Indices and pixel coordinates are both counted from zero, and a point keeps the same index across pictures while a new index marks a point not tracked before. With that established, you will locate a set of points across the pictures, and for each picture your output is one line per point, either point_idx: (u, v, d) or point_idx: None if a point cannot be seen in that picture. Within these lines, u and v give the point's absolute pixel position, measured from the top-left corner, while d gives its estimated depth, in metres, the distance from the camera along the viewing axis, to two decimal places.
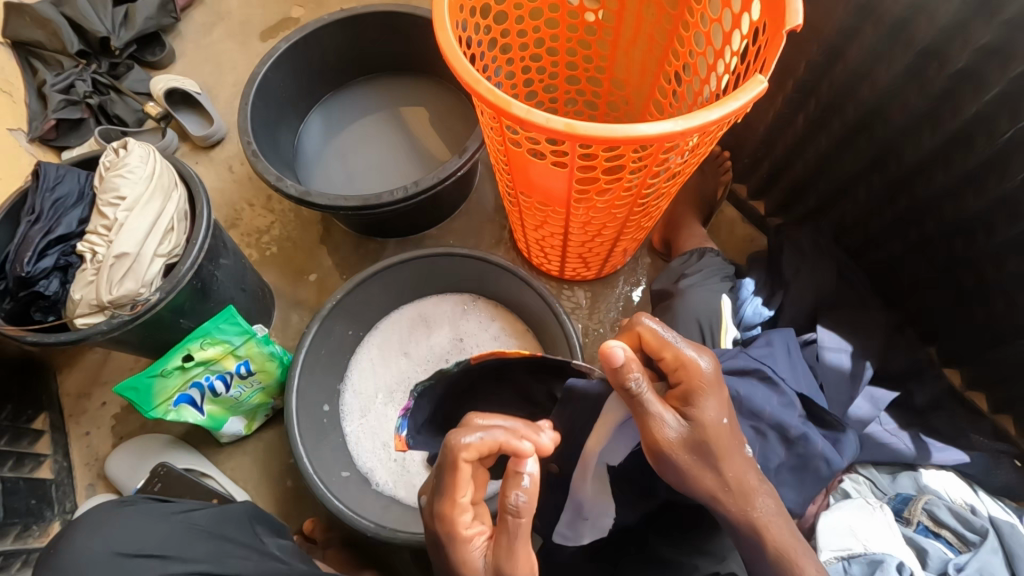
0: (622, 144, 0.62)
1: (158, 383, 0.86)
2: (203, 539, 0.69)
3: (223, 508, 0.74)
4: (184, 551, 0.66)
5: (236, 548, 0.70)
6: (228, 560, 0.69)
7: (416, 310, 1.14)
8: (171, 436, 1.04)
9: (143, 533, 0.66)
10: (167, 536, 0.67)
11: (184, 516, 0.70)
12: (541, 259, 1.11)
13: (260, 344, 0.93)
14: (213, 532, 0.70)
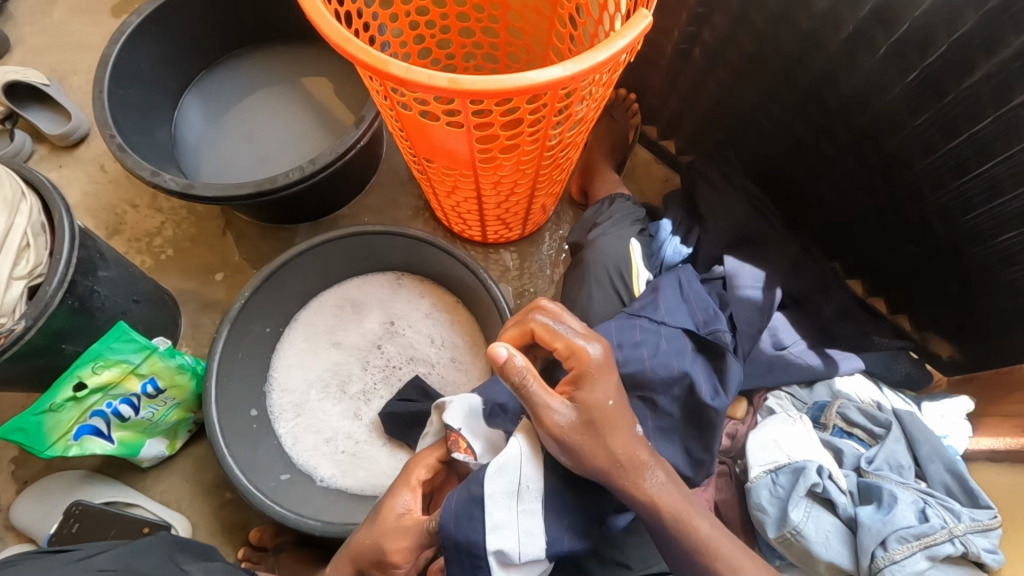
0: (514, 95, 0.59)
1: (50, 420, 0.78)
2: None
3: (130, 545, 0.65)
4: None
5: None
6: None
7: (338, 295, 1.08)
8: (85, 470, 0.96)
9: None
10: None
11: (82, 565, 0.61)
12: (462, 226, 1.08)
13: (165, 357, 0.85)
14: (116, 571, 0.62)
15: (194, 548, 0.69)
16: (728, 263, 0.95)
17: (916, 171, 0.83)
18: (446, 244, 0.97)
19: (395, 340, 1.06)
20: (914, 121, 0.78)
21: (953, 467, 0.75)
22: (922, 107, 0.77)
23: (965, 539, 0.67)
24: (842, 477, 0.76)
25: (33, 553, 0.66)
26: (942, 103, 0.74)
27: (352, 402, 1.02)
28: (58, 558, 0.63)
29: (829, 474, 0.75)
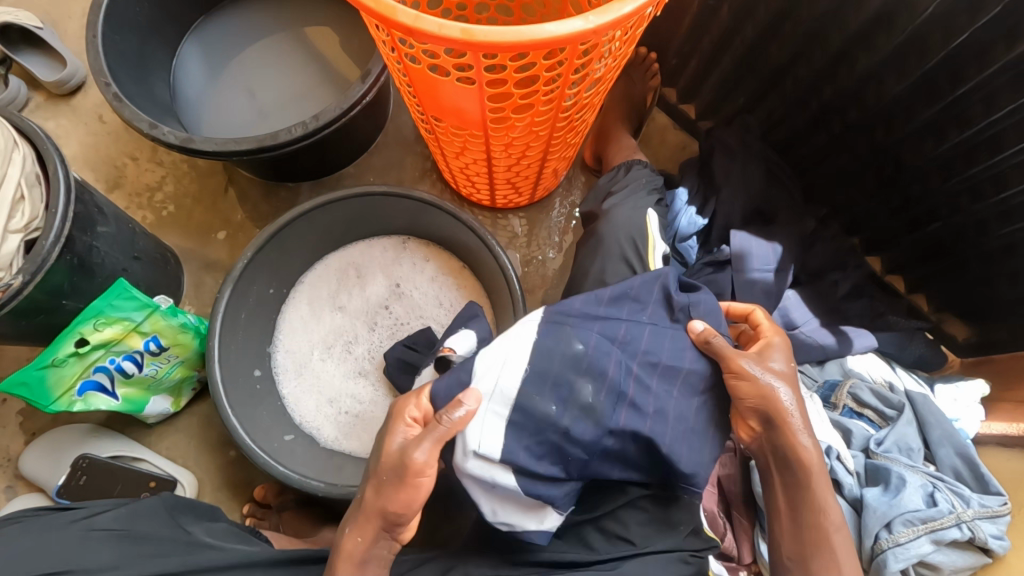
0: (531, 49, 0.55)
1: (53, 374, 0.77)
2: (108, 542, 0.64)
3: (133, 506, 0.68)
4: (88, 560, 0.62)
5: (157, 544, 0.65)
6: (151, 559, 0.63)
7: (342, 257, 1.06)
8: (92, 424, 0.96)
9: (43, 553, 0.62)
10: (67, 549, 0.62)
11: (85, 526, 0.65)
12: (470, 189, 1.04)
13: (166, 317, 0.84)
14: (120, 532, 0.65)
15: (193, 505, 0.73)
16: (737, 240, 0.91)
17: (949, 147, 0.79)
18: (454, 208, 0.94)
19: (399, 305, 1.05)
20: (954, 92, 0.73)
21: (963, 450, 0.74)
22: (964, 76, 0.71)
23: (972, 524, 0.66)
24: (847, 459, 0.75)
25: (41, 509, 0.70)
26: (986, 73, 0.69)
27: (357, 365, 1.02)
28: (63, 517, 0.66)
29: (836, 456, 0.75)
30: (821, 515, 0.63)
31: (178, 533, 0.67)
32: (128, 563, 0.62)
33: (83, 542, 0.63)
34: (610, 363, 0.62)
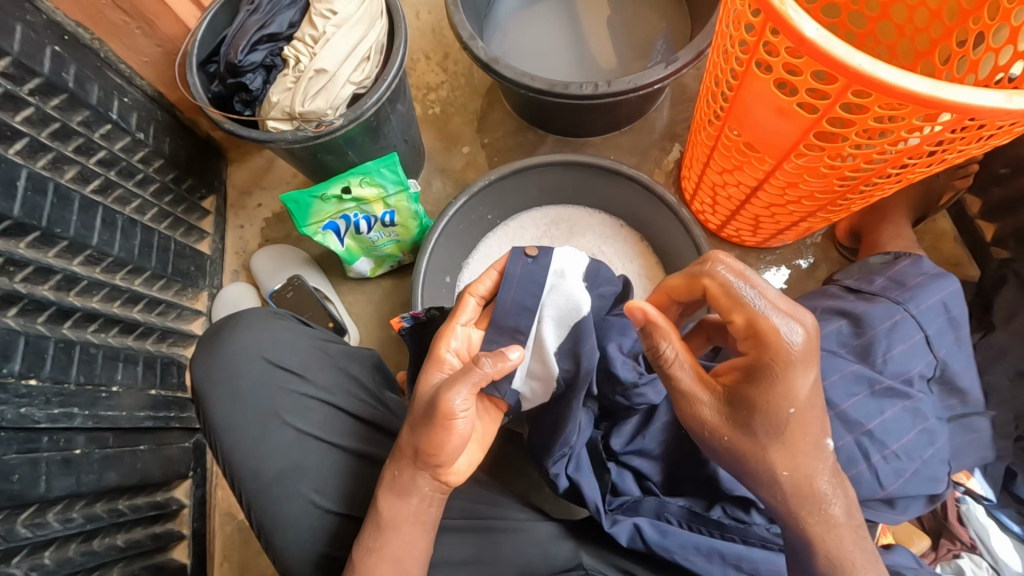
0: (921, 106, 0.50)
1: (316, 205, 0.91)
2: (331, 369, 0.75)
3: (354, 348, 0.79)
4: (317, 377, 0.73)
5: (361, 391, 0.75)
6: (351, 398, 0.74)
7: (555, 215, 1.13)
8: (308, 255, 1.13)
9: (289, 356, 0.73)
10: (304, 354, 0.74)
11: (320, 349, 0.76)
12: (702, 205, 1.02)
13: (410, 199, 0.94)
14: (340, 366, 0.76)
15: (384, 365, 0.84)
16: None
17: None
18: (688, 219, 0.95)
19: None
20: None
21: None
22: None
23: None
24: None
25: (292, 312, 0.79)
26: None
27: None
28: (309, 329, 0.78)
29: None
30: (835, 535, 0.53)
31: (377, 390, 0.77)
32: (341, 396, 0.73)
33: (316, 357, 0.74)
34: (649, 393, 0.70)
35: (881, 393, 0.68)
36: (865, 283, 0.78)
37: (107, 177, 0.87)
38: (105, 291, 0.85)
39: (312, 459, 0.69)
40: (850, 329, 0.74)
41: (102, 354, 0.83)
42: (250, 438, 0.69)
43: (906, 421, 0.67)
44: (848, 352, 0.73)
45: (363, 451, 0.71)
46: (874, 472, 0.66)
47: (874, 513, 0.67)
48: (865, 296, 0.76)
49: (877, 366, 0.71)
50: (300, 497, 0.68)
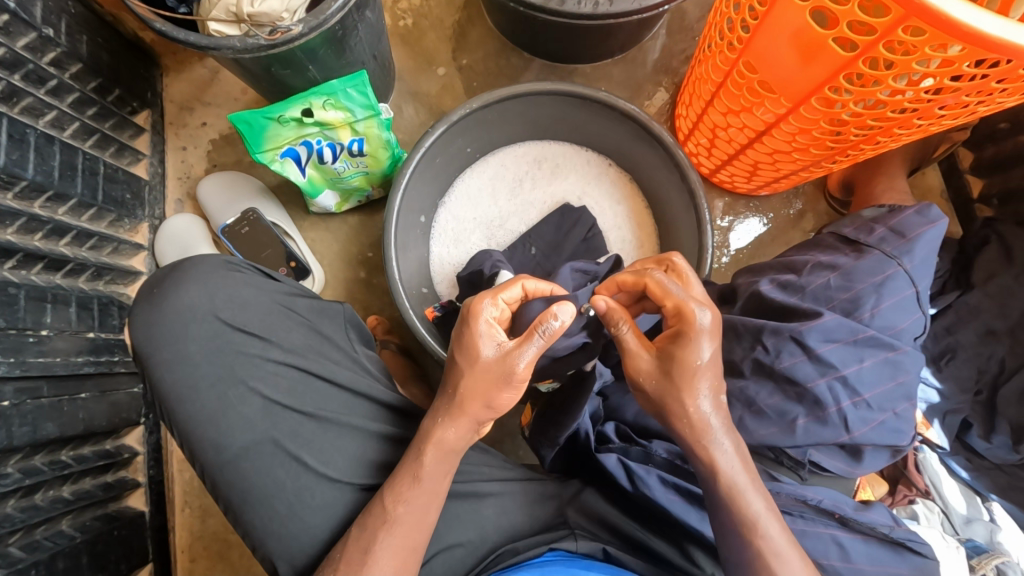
0: (983, 46, 0.45)
1: (273, 129, 0.79)
2: (299, 328, 0.68)
3: (324, 302, 0.72)
4: (284, 336, 0.67)
5: (334, 352, 0.69)
6: (325, 360, 0.68)
7: (539, 151, 1.04)
8: (263, 185, 1.01)
9: (253, 313, 0.67)
10: (268, 313, 0.67)
11: (283, 308, 0.69)
12: (697, 147, 0.96)
13: (381, 127, 0.83)
14: (311, 324, 0.70)
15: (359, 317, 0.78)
16: None
17: None
18: (686, 162, 0.87)
19: (574, 217, 1.00)
20: None
21: None
22: None
23: None
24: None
25: (248, 262, 0.71)
26: None
27: (521, 260, 0.98)
28: (270, 283, 0.70)
29: None
30: (765, 545, 0.50)
31: (352, 349, 0.71)
32: (311, 355, 0.67)
33: (282, 316, 0.68)
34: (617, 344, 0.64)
35: (863, 344, 0.55)
36: (864, 233, 0.62)
37: (10, 82, 0.72)
38: (21, 222, 0.73)
39: (283, 428, 0.64)
40: (840, 282, 0.59)
41: (26, 295, 0.72)
42: (211, 409, 0.63)
43: (885, 375, 0.56)
44: (835, 308, 0.58)
45: (340, 415, 0.65)
46: (841, 420, 0.55)
47: (832, 462, 0.57)
48: (858, 248, 0.61)
49: (862, 322, 0.57)
50: (274, 469, 0.63)
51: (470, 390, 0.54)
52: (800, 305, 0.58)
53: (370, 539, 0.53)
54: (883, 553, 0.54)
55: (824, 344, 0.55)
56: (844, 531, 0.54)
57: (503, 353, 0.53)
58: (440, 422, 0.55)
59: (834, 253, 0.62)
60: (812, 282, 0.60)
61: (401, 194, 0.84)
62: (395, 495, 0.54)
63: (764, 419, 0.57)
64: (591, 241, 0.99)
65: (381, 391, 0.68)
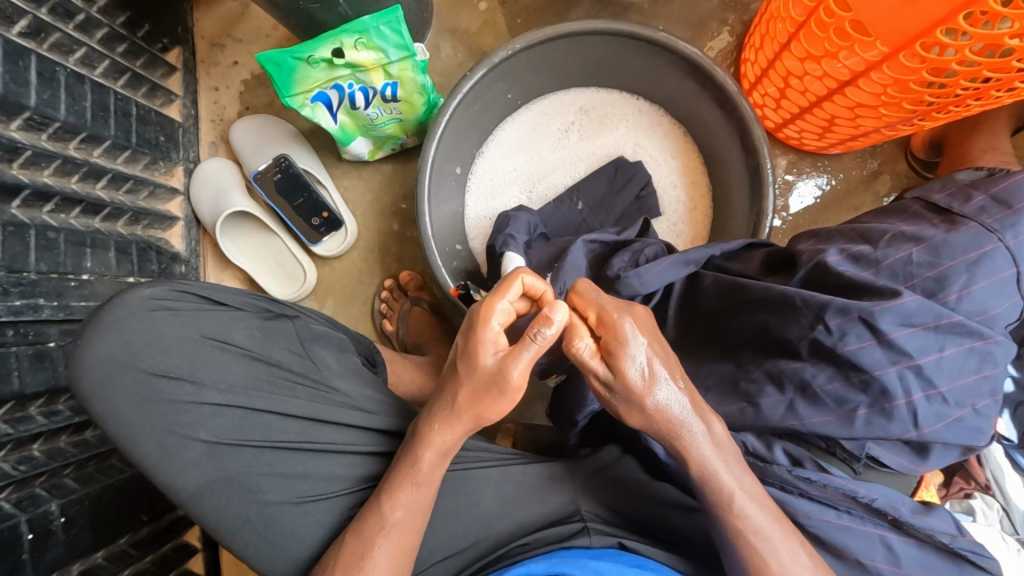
0: None
1: (302, 71, 0.75)
2: (241, 362, 0.58)
3: (270, 325, 0.61)
4: (223, 377, 0.57)
5: (285, 383, 0.59)
6: (276, 394, 0.58)
7: (586, 99, 0.96)
8: (295, 129, 0.98)
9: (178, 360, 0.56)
10: (196, 354, 0.57)
11: (219, 343, 0.58)
12: (763, 98, 0.86)
13: (415, 70, 0.77)
14: (254, 355, 0.59)
15: (325, 321, 0.67)
16: None
17: None
18: (751, 116, 0.77)
19: (628, 172, 0.93)
20: None
21: None
22: None
23: None
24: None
25: (174, 289, 0.59)
26: None
27: (566, 217, 0.91)
28: (207, 313, 0.59)
29: None
30: (760, 541, 0.47)
31: (313, 364, 0.61)
32: (257, 394, 0.58)
33: (217, 354, 0.58)
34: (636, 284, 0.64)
35: (944, 331, 0.49)
36: (959, 201, 0.53)
37: (36, 16, 0.69)
38: (57, 164, 0.72)
39: (235, 469, 0.55)
40: (925, 257, 0.51)
41: (65, 239, 0.73)
42: (152, 456, 0.55)
43: (966, 366, 0.49)
44: (915, 287, 0.51)
45: (302, 441, 0.57)
46: (910, 414, 0.50)
47: (892, 458, 0.53)
48: (950, 218, 0.53)
49: (946, 304, 0.50)
50: (233, 516, 0.55)
51: (467, 394, 0.50)
52: (873, 282, 0.51)
53: (365, 545, 0.51)
54: (937, 561, 0.51)
55: (899, 330, 0.49)
56: (896, 533, 0.51)
57: (504, 363, 0.48)
58: (436, 427, 0.52)
59: (919, 222, 0.54)
60: (891, 258, 0.52)
61: (435, 145, 0.79)
62: (393, 499, 0.52)
63: (820, 406, 0.53)
64: (643, 200, 0.93)
65: (349, 411, 0.60)
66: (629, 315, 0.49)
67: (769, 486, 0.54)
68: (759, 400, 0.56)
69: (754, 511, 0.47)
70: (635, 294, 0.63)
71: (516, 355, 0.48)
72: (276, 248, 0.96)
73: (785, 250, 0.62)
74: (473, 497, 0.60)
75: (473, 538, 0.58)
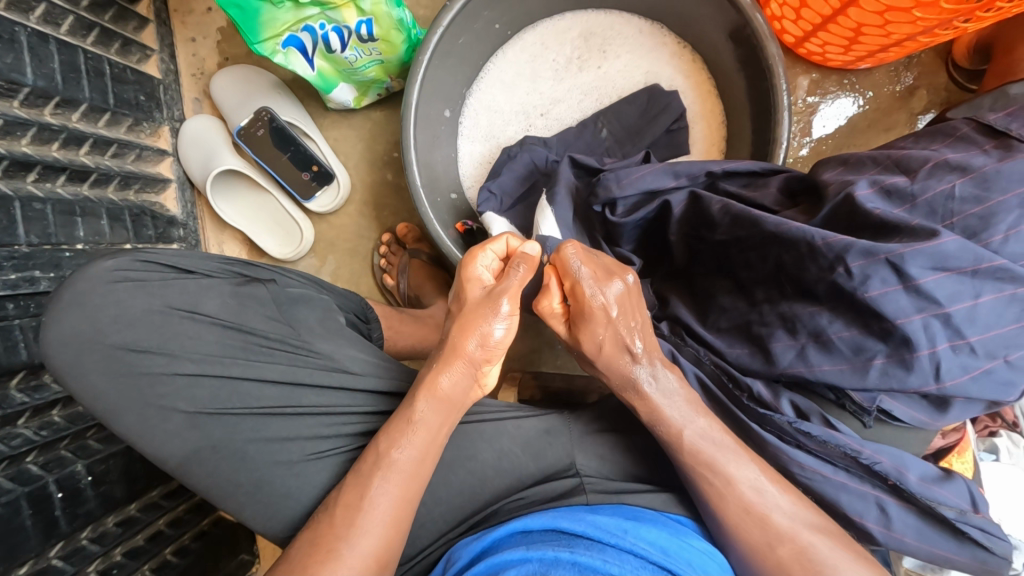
0: None
1: (267, 13, 0.69)
2: (214, 330, 0.58)
3: (240, 288, 0.60)
4: (194, 348, 0.57)
5: (261, 349, 0.59)
6: (254, 360, 0.58)
7: (585, 24, 0.88)
8: (278, 79, 0.94)
9: (145, 337, 0.56)
10: (163, 329, 0.56)
11: (187, 313, 0.57)
12: (783, 8, 0.76)
13: (390, 3, 0.72)
14: (226, 323, 0.58)
15: (305, 282, 0.66)
16: None
17: None
18: (766, 31, 0.68)
19: (663, 101, 0.85)
20: None
21: None
22: None
23: None
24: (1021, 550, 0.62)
25: (138, 260, 0.58)
26: None
27: (587, 143, 0.85)
28: (171, 287, 0.58)
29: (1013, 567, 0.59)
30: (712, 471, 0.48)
31: (290, 328, 0.60)
32: (231, 363, 0.57)
33: (188, 326, 0.57)
34: (614, 186, 0.63)
35: (981, 277, 0.44)
36: (1019, 121, 0.46)
37: None
38: (34, 132, 0.70)
39: (217, 436, 0.56)
40: (970, 191, 0.45)
41: (53, 210, 0.72)
42: (135, 428, 0.56)
43: (1005, 315, 0.44)
44: (956, 225, 0.46)
45: (283, 406, 0.58)
46: (933, 365, 0.45)
47: (906, 411, 0.49)
48: (1004, 141, 0.46)
49: (988, 246, 0.45)
50: (220, 478, 0.56)
51: (462, 330, 0.52)
52: (908, 221, 0.46)
53: (365, 484, 0.51)
54: (934, 531, 0.48)
55: (921, 272, 0.44)
56: (893, 497, 0.49)
57: (490, 292, 0.52)
58: (435, 368, 0.53)
59: (967, 147, 0.47)
60: (930, 191, 0.46)
61: (417, 86, 0.73)
62: (389, 440, 0.52)
63: (834, 354, 0.49)
64: (676, 134, 0.85)
65: (330, 373, 0.59)
66: (604, 285, 0.49)
67: (767, 434, 0.53)
68: (770, 344, 0.53)
69: (702, 441, 0.49)
70: (612, 197, 0.63)
71: (504, 283, 0.52)
72: (269, 206, 0.94)
73: (805, 180, 0.56)
74: (470, 448, 0.59)
75: (471, 489, 0.59)
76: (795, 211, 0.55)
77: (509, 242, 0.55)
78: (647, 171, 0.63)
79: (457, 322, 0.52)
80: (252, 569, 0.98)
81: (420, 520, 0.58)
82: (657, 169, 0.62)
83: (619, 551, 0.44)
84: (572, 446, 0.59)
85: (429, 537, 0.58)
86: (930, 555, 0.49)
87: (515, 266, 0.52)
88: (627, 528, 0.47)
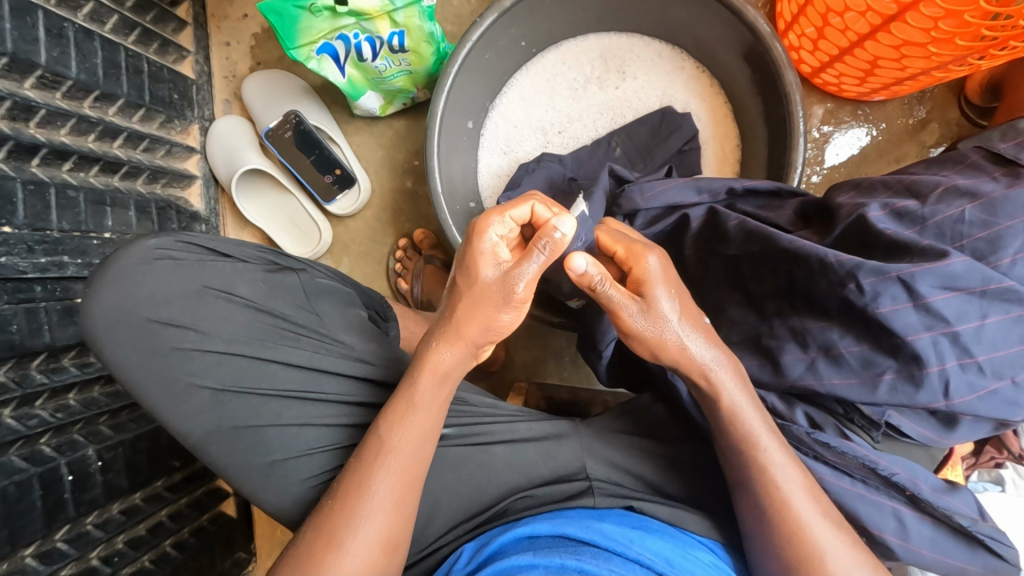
0: None
1: (305, 21, 0.73)
2: (246, 313, 0.59)
3: (272, 274, 0.62)
4: (226, 328, 0.58)
5: (289, 334, 0.60)
6: (279, 344, 0.59)
7: (606, 45, 0.91)
8: (307, 83, 0.97)
9: (179, 313, 0.58)
10: (196, 308, 0.58)
11: (222, 293, 0.59)
12: (799, 38, 0.78)
13: (423, 17, 0.74)
14: (258, 305, 0.60)
15: (331, 275, 0.67)
16: None
17: None
18: (783, 59, 0.70)
19: (676, 122, 0.87)
20: None
21: None
22: None
23: None
24: None
25: (179, 241, 0.60)
26: None
27: (604, 159, 0.87)
28: (209, 268, 0.60)
29: None
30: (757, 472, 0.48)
31: (316, 317, 0.62)
32: (258, 345, 0.59)
33: (223, 304, 0.59)
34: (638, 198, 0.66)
35: (990, 298, 0.45)
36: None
37: None
38: (73, 122, 0.73)
39: (239, 416, 0.57)
40: (979, 215, 0.46)
41: (85, 198, 0.74)
42: (161, 404, 0.57)
43: (1011, 336, 0.45)
44: (965, 248, 0.47)
45: (304, 390, 0.59)
46: (941, 383, 0.46)
47: (914, 427, 0.50)
48: (1013, 170, 0.48)
49: (997, 269, 0.46)
50: (241, 455, 0.57)
51: (467, 311, 0.51)
52: (918, 241, 0.47)
53: (366, 474, 0.51)
54: (949, 539, 0.49)
55: (931, 291, 0.45)
56: (910, 508, 0.49)
57: (505, 273, 0.50)
58: (436, 345, 0.53)
59: (977, 174, 0.49)
60: (939, 214, 0.47)
61: (445, 97, 0.75)
62: (388, 424, 0.53)
63: (844, 368, 0.50)
64: (687, 154, 0.87)
65: (350, 363, 0.61)
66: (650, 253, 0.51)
67: None
68: (780, 357, 0.54)
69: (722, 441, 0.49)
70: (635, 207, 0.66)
71: (523, 268, 0.50)
72: (290, 207, 0.96)
73: (818, 202, 0.58)
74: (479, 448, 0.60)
75: (478, 488, 0.59)
76: (808, 231, 0.56)
77: (537, 210, 0.55)
78: (670, 186, 0.65)
79: (467, 300, 0.51)
80: (247, 567, 0.99)
81: (426, 518, 0.59)
82: (679, 185, 0.65)
83: (625, 560, 0.45)
84: (581, 449, 0.59)
85: (433, 535, 0.59)
86: (945, 566, 0.49)
87: (543, 248, 0.49)
88: (631, 538, 0.47)
